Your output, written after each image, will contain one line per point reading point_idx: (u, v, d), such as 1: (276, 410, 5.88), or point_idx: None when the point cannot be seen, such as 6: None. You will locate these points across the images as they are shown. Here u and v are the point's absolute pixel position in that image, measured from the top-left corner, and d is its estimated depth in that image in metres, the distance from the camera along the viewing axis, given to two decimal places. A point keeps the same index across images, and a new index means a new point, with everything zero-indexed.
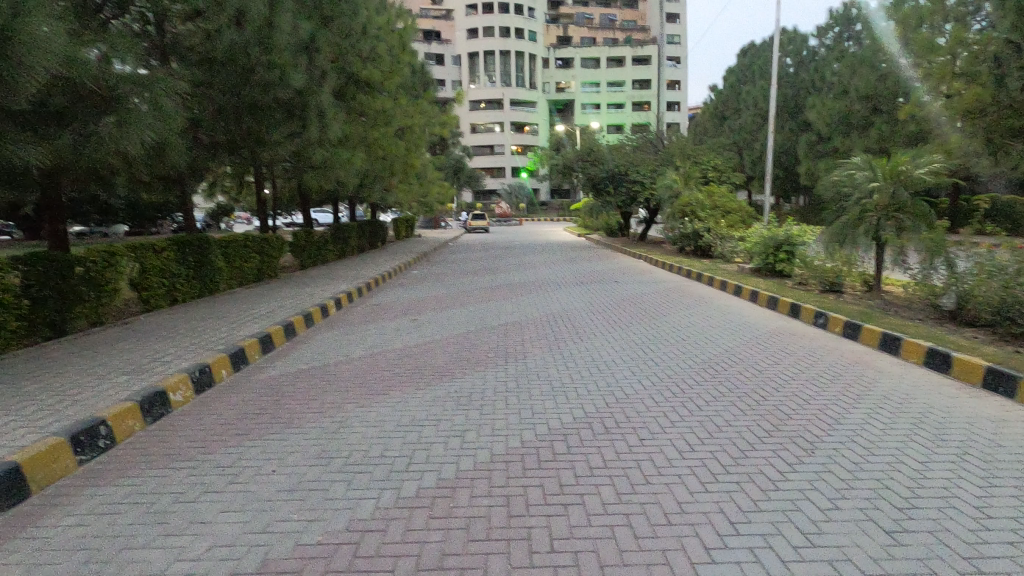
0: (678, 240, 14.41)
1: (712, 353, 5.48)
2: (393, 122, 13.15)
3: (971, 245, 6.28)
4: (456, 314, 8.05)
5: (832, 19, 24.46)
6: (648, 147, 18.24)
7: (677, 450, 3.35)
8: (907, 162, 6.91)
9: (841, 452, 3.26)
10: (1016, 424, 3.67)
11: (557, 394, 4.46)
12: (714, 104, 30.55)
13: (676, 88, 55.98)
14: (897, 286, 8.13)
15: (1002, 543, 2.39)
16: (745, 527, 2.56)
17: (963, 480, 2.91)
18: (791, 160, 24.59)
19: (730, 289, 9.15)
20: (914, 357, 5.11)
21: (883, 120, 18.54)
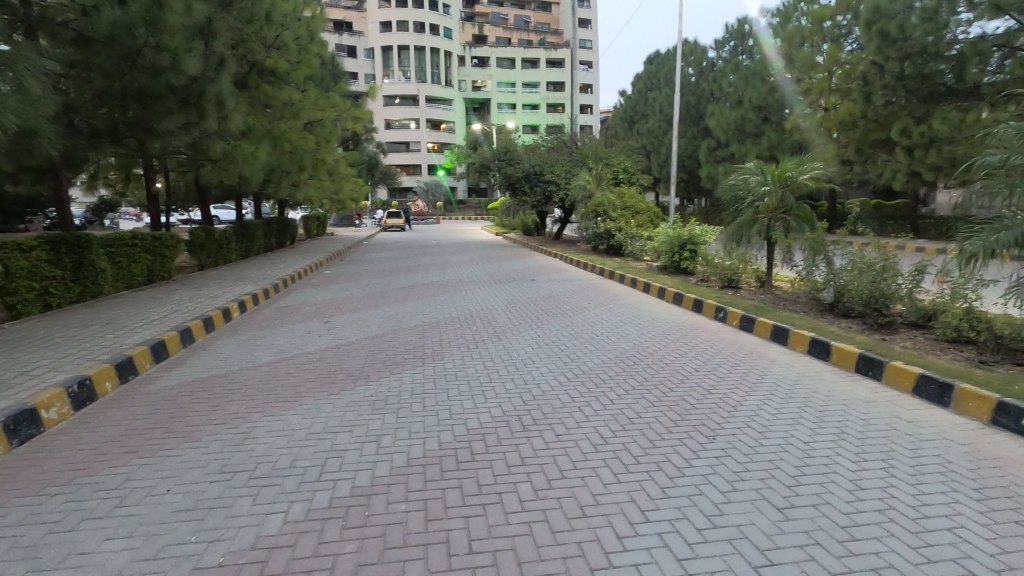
0: (592, 239, 14.86)
1: (624, 348, 5.70)
2: (302, 115, 12.54)
3: (846, 244, 6.99)
4: (371, 316, 7.80)
5: (728, 34, 26.30)
6: (562, 148, 18.70)
7: (591, 444, 3.46)
8: (793, 168, 7.55)
9: (738, 438, 3.51)
10: (883, 403, 4.15)
11: (475, 394, 4.45)
12: (624, 108, 31.84)
13: (589, 92, 57.97)
14: (785, 282, 8.87)
15: (873, 511, 2.69)
16: (654, 514, 2.69)
17: (841, 457, 3.24)
18: (693, 165, 26.21)
19: (640, 287, 9.57)
20: (799, 345, 5.62)
21: (773, 130, 20.21)
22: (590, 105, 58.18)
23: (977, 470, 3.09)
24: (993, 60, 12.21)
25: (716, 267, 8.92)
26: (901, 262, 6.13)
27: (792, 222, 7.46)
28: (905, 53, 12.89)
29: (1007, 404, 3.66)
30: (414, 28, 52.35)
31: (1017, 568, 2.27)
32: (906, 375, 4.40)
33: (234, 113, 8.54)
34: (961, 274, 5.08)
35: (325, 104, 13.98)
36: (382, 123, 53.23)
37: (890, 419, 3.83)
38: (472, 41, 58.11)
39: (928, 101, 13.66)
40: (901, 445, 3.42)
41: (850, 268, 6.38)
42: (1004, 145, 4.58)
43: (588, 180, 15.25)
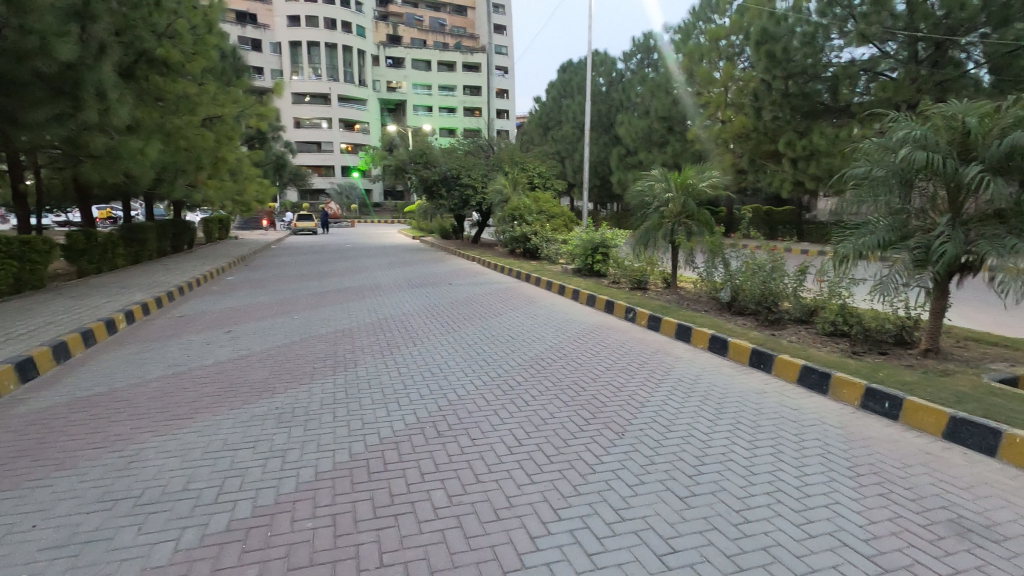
0: (509, 243, 14.99)
1: (538, 350, 5.81)
2: (200, 111, 11.68)
3: (740, 247, 7.56)
4: (278, 324, 7.39)
5: (635, 47, 27.58)
6: (479, 152, 18.74)
7: (506, 446, 3.50)
8: (693, 176, 8.05)
9: (645, 432, 3.69)
10: (772, 393, 4.51)
11: (389, 401, 4.35)
12: (538, 114, 32.39)
13: (505, 97, 58.78)
14: (689, 282, 9.42)
15: (763, 494, 2.92)
16: (566, 512, 2.75)
17: (735, 445, 3.50)
18: (605, 171, 27.19)
19: (555, 289, 9.79)
20: (700, 342, 5.98)
21: (677, 140, 21.44)
22: (507, 110, 58.93)
23: (849, 450, 3.46)
24: (860, 83, 13.85)
25: (626, 270, 9.30)
26: (787, 263, 6.72)
27: (694, 227, 7.97)
28: (789, 73, 14.31)
29: (874, 389, 4.10)
30: (325, 25, 50.50)
31: (881, 536, 2.56)
32: (791, 366, 4.82)
33: (119, 106, 7.79)
34: (836, 274, 5.65)
35: (225, 98, 13.07)
36: (291, 122, 50.78)
37: (778, 407, 4.17)
38: (386, 40, 56.93)
39: (809, 117, 15.06)
40: (787, 431, 3.74)
41: (744, 270, 6.92)
42: (868, 158, 5.15)
43: (505, 184, 15.46)
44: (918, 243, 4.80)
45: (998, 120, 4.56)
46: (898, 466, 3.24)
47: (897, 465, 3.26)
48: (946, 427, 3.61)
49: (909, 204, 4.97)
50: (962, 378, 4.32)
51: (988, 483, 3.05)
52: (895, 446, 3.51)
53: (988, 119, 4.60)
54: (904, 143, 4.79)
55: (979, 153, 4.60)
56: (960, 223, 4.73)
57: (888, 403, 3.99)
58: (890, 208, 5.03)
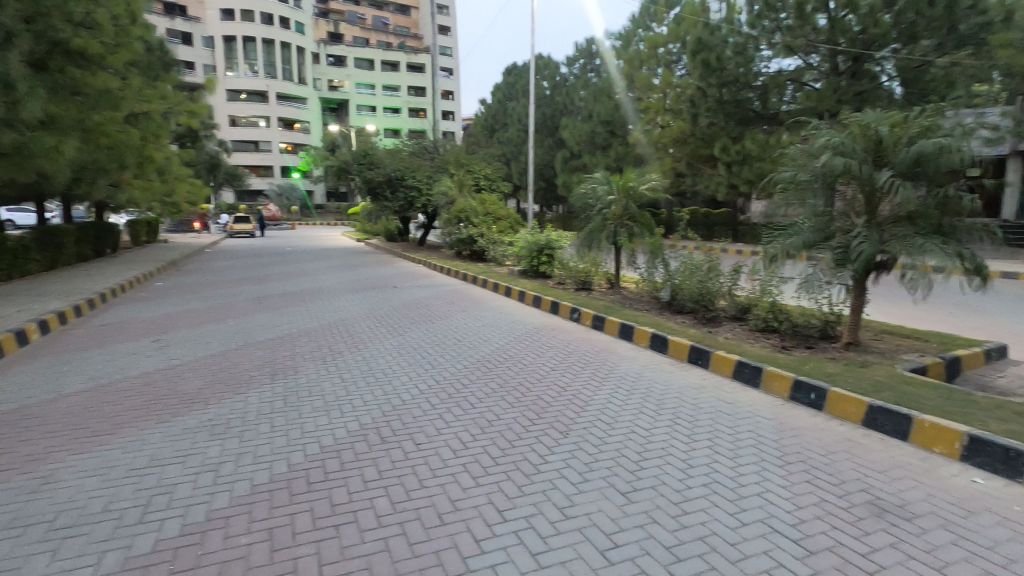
0: (455, 245, 14.90)
1: (485, 352, 5.81)
2: (124, 107, 11.00)
3: (679, 248, 7.83)
4: (211, 332, 7.04)
5: (577, 52, 28.07)
6: (424, 154, 18.54)
7: (451, 450, 3.47)
8: (635, 179, 8.26)
9: (588, 431, 3.76)
10: (708, 389, 4.69)
11: (331, 408, 4.23)
12: (484, 116, 32.36)
13: (450, 98, 58.57)
14: (632, 283, 9.65)
15: (700, 486, 3.03)
16: (510, 513, 2.76)
17: (675, 440, 3.61)
18: (550, 174, 27.50)
19: (501, 291, 9.81)
20: (642, 341, 6.15)
21: (619, 144, 21.95)
22: (452, 112, 58.69)
23: (779, 440, 3.65)
24: (787, 92, 14.66)
25: (571, 271, 9.44)
26: (722, 263, 7.03)
27: (635, 228, 8.18)
28: (722, 81, 14.93)
29: (801, 382, 4.34)
30: (262, 20, 48.61)
31: (808, 520, 2.71)
32: (727, 362, 5.03)
33: (30, 100, 7.23)
34: (767, 273, 5.96)
35: (153, 94, 12.36)
36: (225, 120, 48.58)
37: (715, 402, 4.35)
38: (327, 38, 55.50)
39: (742, 124, 15.77)
40: (722, 424, 3.91)
41: (683, 270, 7.17)
42: (794, 162, 5.45)
43: (451, 186, 15.37)
44: (839, 243, 5.12)
45: (906, 129, 4.94)
46: (823, 453, 3.45)
47: (822, 452, 3.47)
48: (865, 415, 3.87)
49: (830, 206, 5.31)
50: (879, 368, 4.65)
51: (902, 465, 3.29)
52: (820, 435, 3.73)
53: (898, 128, 4.97)
54: (825, 149, 5.10)
55: (890, 160, 4.97)
56: (875, 224, 5.08)
57: (813, 394, 4.23)
58: (815, 211, 5.35)
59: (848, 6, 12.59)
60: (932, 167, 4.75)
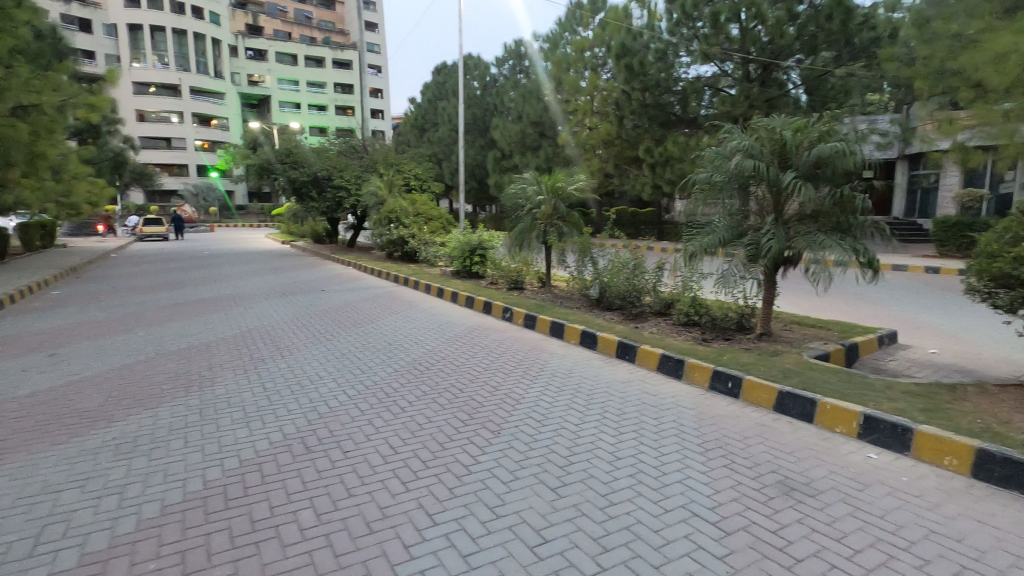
0: (386, 246, 14.60)
1: (417, 354, 5.74)
2: (8, 98, 9.95)
3: (607, 247, 8.06)
4: (118, 342, 6.53)
5: (506, 53, 28.26)
6: (352, 153, 18.04)
7: (380, 456, 3.39)
8: (563, 180, 8.42)
9: (520, 429, 3.79)
10: (635, 382, 4.85)
11: (253, 420, 4.02)
12: (413, 115, 31.87)
13: (379, 96, 57.36)
14: (562, 281, 9.83)
15: (626, 477, 3.13)
16: (441, 517, 2.73)
17: (603, 434, 3.71)
18: (482, 174, 27.51)
19: (433, 292, 9.71)
20: (573, 338, 6.27)
21: (549, 145, 22.26)
22: (381, 110, 57.52)
23: (699, 428, 3.84)
24: (705, 97, 15.41)
25: (503, 271, 9.50)
26: (647, 261, 7.30)
27: (564, 228, 8.35)
28: (645, 85, 15.48)
29: (720, 372, 4.58)
30: (171, 8, 45.52)
31: (724, 503, 2.86)
32: (652, 356, 5.23)
33: None
34: (688, 270, 6.25)
35: (44, 85, 11.27)
36: (132, 115, 45.14)
37: (641, 395, 4.50)
38: (245, 31, 52.85)
39: (664, 126, 16.40)
40: (648, 416, 4.06)
41: (610, 268, 7.39)
42: (709, 164, 5.74)
43: (380, 186, 15.08)
44: (751, 241, 5.45)
45: (807, 134, 5.31)
46: (739, 439, 3.65)
47: (737, 438, 3.67)
48: (776, 401, 4.13)
49: (744, 206, 5.63)
50: (788, 356, 4.98)
51: (808, 446, 3.54)
52: (736, 422, 3.95)
53: (801, 132, 5.33)
54: (736, 152, 5.41)
55: (794, 162, 5.32)
56: (782, 222, 5.44)
57: (730, 383, 4.47)
58: (729, 210, 5.66)
59: (756, 17, 13.37)
60: (830, 170, 5.14)
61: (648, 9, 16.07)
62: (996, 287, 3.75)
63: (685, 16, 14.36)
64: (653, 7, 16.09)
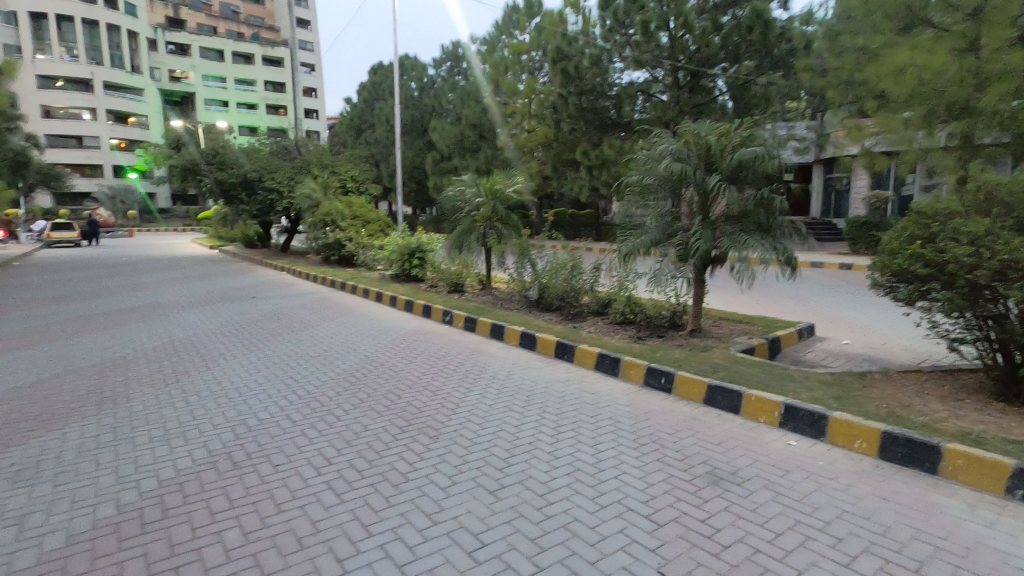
0: (322, 250, 14.12)
1: (353, 361, 5.60)
2: None
3: (545, 248, 8.16)
4: (20, 359, 5.99)
5: (444, 54, 28.10)
6: (284, 154, 17.35)
7: (313, 468, 3.28)
8: (501, 182, 8.44)
9: (459, 433, 3.77)
10: (573, 382, 4.93)
11: (175, 436, 3.79)
12: (349, 115, 31.04)
13: (313, 96, 55.63)
14: (502, 283, 9.86)
15: (564, 476, 3.18)
16: (377, 527, 2.67)
17: (542, 435, 3.74)
18: (421, 176, 27.17)
19: (372, 296, 9.49)
20: (513, 339, 6.30)
21: (488, 147, 22.28)
22: (315, 110, 55.74)
23: (634, 423, 3.96)
24: (638, 102, 15.90)
25: (443, 273, 9.42)
26: (584, 261, 7.45)
27: (503, 230, 8.38)
28: (580, 89, 15.79)
29: (653, 368, 4.73)
30: None
31: (657, 496, 2.96)
32: (589, 355, 5.33)
33: None
34: (623, 269, 6.43)
35: None
36: (37, 110, 41.57)
37: (579, 394, 4.58)
38: (165, 24, 49.89)
39: (600, 130, 16.78)
40: (585, 414, 4.14)
41: (549, 269, 7.49)
42: (640, 167, 5.92)
43: (314, 189, 14.61)
44: (680, 241, 5.66)
45: (730, 139, 5.56)
46: (671, 433, 3.78)
47: (670, 432, 3.81)
48: (706, 394, 4.31)
49: (674, 208, 5.84)
50: (717, 351, 5.21)
51: (734, 437, 3.71)
52: (669, 416, 4.09)
53: (724, 137, 5.59)
54: (665, 156, 5.62)
55: (718, 166, 5.56)
56: (709, 222, 5.67)
57: (663, 378, 4.63)
58: (659, 211, 5.86)
59: (684, 26, 13.92)
60: (751, 173, 5.42)
61: (582, 15, 16.40)
62: (896, 281, 4.06)
63: (618, 23, 14.74)
64: (586, 13, 16.43)
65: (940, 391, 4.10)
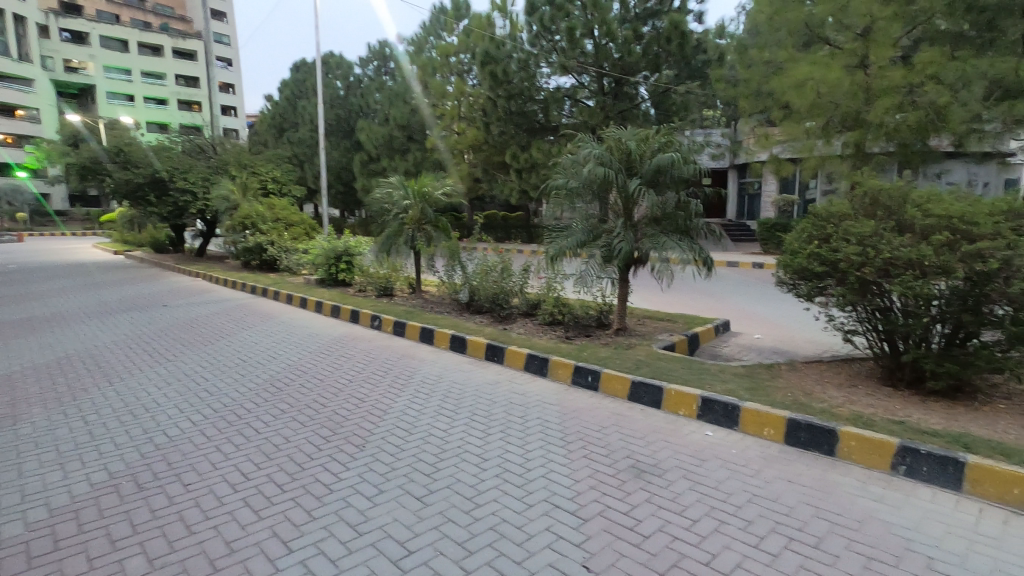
0: (241, 255, 13.37)
1: (274, 370, 5.35)
2: None
3: (475, 251, 8.16)
4: None
5: (370, 53, 27.54)
6: (197, 153, 16.31)
7: (229, 485, 3.11)
8: (430, 185, 8.36)
9: (386, 440, 3.69)
10: (502, 383, 4.96)
11: (72, 459, 3.48)
12: (270, 114, 29.67)
13: (230, 92, 52.84)
14: (433, 286, 9.76)
15: (492, 477, 3.19)
16: (297, 542, 2.57)
17: (471, 438, 3.74)
18: (348, 177, 26.43)
19: (296, 302, 9.12)
20: (443, 343, 6.25)
21: (417, 149, 22.00)
22: (233, 107, 52.90)
23: (561, 422, 4.04)
24: (565, 107, 16.24)
25: (372, 277, 9.21)
26: (514, 264, 7.51)
27: (432, 232, 8.30)
28: (509, 93, 15.96)
29: (580, 367, 4.84)
30: None
31: (583, 492, 3.03)
32: (518, 356, 5.38)
33: None
34: (551, 271, 6.53)
35: None
36: None
37: (509, 395, 4.63)
38: (59, 9, 45.71)
39: (529, 133, 17.00)
40: (514, 414, 4.18)
41: (479, 271, 7.50)
42: (566, 171, 6.04)
43: (232, 190, 13.86)
44: (604, 243, 5.83)
45: (649, 144, 5.79)
46: (597, 429, 3.89)
47: (596, 428, 3.91)
48: (629, 390, 4.47)
49: (598, 210, 6.00)
50: (641, 349, 5.40)
51: (656, 430, 3.87)
52: (595, 413, 4.20)
53: (644, 143, 5.81)
54: (589, 160, 5.77)
55: (638, 170, 5.79)
56: (631, 225, 5.87)
57: (590, 376, 4.75)
58: (584, 214, 6.00)
59: (607, 35, 14.38)
60: (669, 177, 5.66)
61: (509, 19, 16.58)
62: (797, 278, 4.39)
63: (544, 29, 15.00)
64: (514, 18, 16.62)
65: (838, 379, 4.48)
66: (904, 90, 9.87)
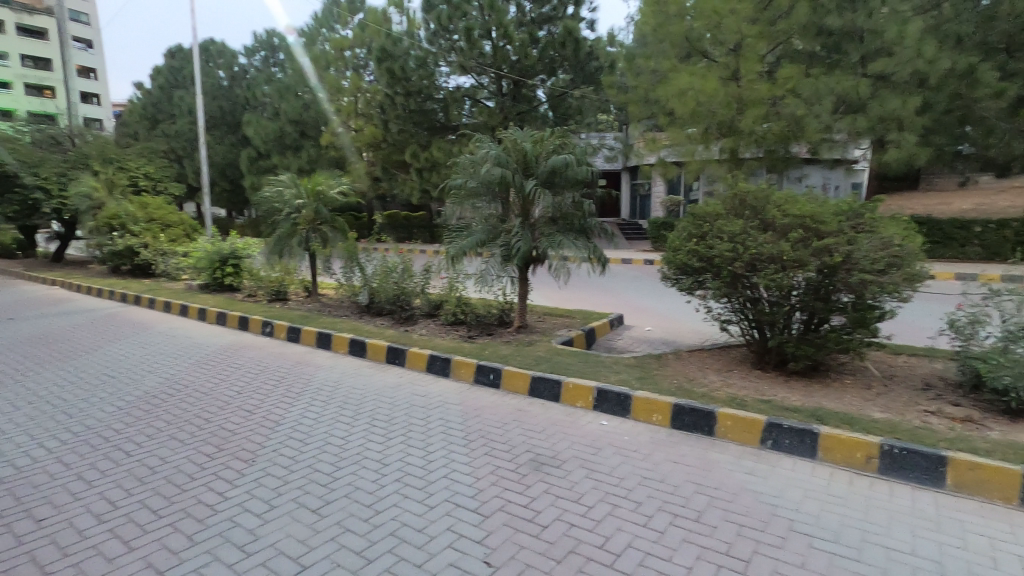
0: (108, 259, 11.99)
1: (150, 385, 4.88)
2: None
3: (374, 252, 7.95)
4: None
5: (256, 42, 25.88)
6: (50, 145, 14.20)
7: (94, 515, 2.80)
8: (324, 183, 8.00)
9: (278, 453, 3.49)
10: (404, 385, 4.88)
11: None
12: (141, 103, 26.93)
13: (91, 77, 47.32)
14: (330, 289, 9.37)
15: (392, 483, 3.13)
16: (175, 571, 2.36)
17: (371, 444, 3.63)
18: (234, 174, 24.64)
19: (175, 310, 8.36)
20: (341, 347, 6.02)
21: (312, 145, 20.97)
22: (96, 95, 47.44)
23: (464, 421, 4.05)
24: (465, 107, 16.25)
25: (262, 281, 8.66)
26: (414, 264, 7.42)
27: (328, 233, 7.96)
28: (407, 90, 15.72)
29: (482, 365, 4.88)
30: None
31: (484, 489, 3.06)
32: (420, 357, 5.31)
33: None
34: (452, 270, 6.51)
35: None
36: None
37: (410, 397, 4.56)
38: None
39: (429, 132, 16.81)
40: (416, 417, 4.13)
41: (378, 272, 7.31)
42: (465, 170, 6.05)
43: (95, 187, 12.41)
44: (504, 242, 5.91)
45: (544, 146, 5.95)
46: (498, 426, 3.95)
47: (497, 425, 3.97)
48: (529, 386, 4.58)
49: (497, 210, 6.08)
50: (541, 345, 5.55)
51: (555, 423, 4.00)
52: (497, 410, 4.26)
53: (539, 145, 5.97)
54: (488, 160, 5.82)
55: (534, 171, 5.93)
56: (528, 224, 5.99)
57: (491, 374, 4.80)
58: (483, 214, 6.05)
59: (504, 37, 14.55)
60: (564, 178, 5.86)
61: (407, 16, 16.32)
62: (680, 273, 4.75)
63: (442, 27, 14.94)
64: (411, 15, 16.38)
65: (716, 365, 4.89)
66: (770, 102, 11.16)
